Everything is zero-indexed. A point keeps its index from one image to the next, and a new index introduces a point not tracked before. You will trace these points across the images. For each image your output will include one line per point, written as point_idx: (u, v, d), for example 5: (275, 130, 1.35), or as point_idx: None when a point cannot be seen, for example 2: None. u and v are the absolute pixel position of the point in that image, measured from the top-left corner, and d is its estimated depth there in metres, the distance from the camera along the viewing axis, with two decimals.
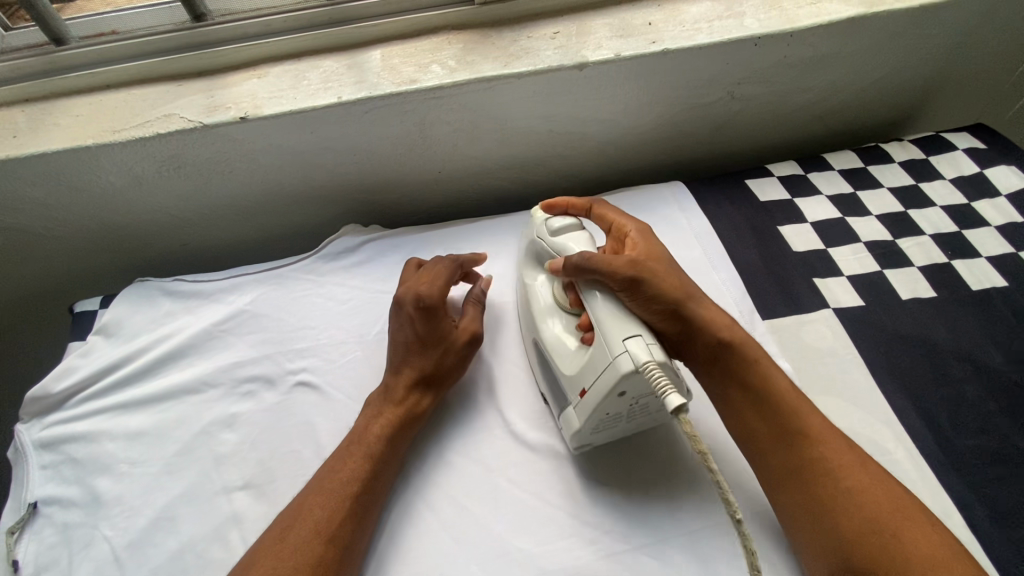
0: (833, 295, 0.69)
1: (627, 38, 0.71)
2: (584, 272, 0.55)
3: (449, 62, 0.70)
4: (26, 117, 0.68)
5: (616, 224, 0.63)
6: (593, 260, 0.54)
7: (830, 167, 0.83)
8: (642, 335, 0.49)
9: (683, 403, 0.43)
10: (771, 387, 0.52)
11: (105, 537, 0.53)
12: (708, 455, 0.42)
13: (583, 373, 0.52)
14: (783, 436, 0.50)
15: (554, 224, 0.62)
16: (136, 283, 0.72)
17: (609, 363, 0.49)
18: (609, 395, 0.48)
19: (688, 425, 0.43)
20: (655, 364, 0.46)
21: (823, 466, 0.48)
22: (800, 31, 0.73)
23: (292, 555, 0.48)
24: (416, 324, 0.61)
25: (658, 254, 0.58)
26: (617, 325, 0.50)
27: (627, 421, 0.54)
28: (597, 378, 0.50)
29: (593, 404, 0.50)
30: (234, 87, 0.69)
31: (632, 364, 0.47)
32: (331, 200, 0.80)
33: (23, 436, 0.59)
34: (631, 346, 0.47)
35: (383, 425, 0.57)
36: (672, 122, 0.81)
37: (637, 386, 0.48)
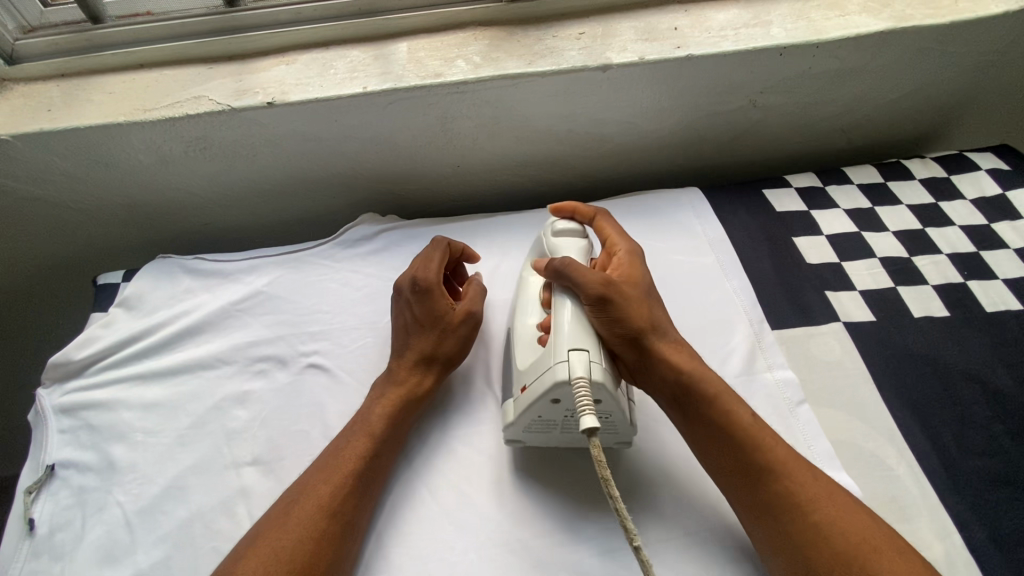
0: (845, 309, 0.69)
1: (651, 42, 0.72)
2: (560, 277, 0.55)
3: (473, 58, 0.70)
4: (61, 92, 0.70)
5: (609, 240, 0.62)
6: (570, 268, 0.55)
7: (849, 181, 0.82)
8: (589, 350, 0.49)
9: (594, 426, 0.45)
10: (732, 422, 0.51)
11: (118, 502, 0.55)
12: (609, 482, 0.45)
13: (526, 371, 0.53)
14: (749, 472, 0.49)
15: (558, 224, 0.62)
16: (158, 260, 0.74)
17: (548, 367, 0.50)
18: (542, 398, 0.50)
19: (594, 445, 0.46)
20: (586, 382, 0.47)
21: (795, 500, 0.47)
22: (827, 43, 0.72)
23: (297, 526, 0.49)
24: (412, 307, 0.62)
25: (639, 279, 0.57)
26: (573, 333, 0.51)
27: (561, 430, 0.54)
28: (536, 379, 0.51)
29: (527, 404, 0.51)
30: (263, 72, 0.70)
31: (566, 374, 0.48)
32: (351, 188, 0.81)
33: (44, 400, 0.61)
34: (572, 357, 0.49)
35: (386, 406, 0.58)
36: (692, 128, 0.81)
37: (566, 395, 0.49)
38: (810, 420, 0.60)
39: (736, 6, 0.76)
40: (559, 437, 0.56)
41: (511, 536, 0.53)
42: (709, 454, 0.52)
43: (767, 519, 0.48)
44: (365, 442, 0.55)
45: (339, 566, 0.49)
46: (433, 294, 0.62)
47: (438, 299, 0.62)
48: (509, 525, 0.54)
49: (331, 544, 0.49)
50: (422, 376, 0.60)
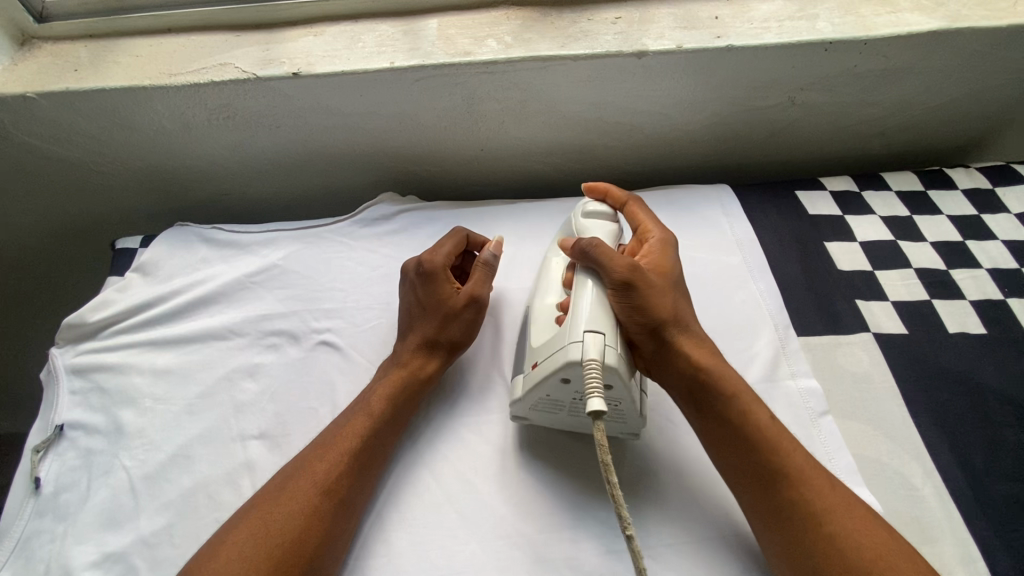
0: (876, 320, 0.66)
1: (691, 30, 0.69)
2: (585, 257, 0.53)
3: (505, 38, 0.68)
4: (89, 52, 0.69)
5: (643, 226, 0.60)
6: (597, 249, 0.53)
7: (888, 187, 0.79)
8: (603, 334, 0.48)
9: (603, 410, 0.44)
10: (753, 424, 0.49)
11: (124, 467, 0.55)
12: (609, 467, 0.44)
13: (540, 348, 0.52)
14: (756, 476, 0.48)
15: (590, 206, 0.61)
16: (176, 228, 0.74)
17: (562, 347, 0.49)
18: (551, 377, 0.50)
19: (598, 430, 0.45)
20: (597, 364, 0.47)
21: (806, 509, 0.45)
22: (875, 40, 0.69)
23: (291, 502, 0.49)
24: (418, 289, 0.62)
25: (668, 268, 0.55)
26: (591, 316, 0.49)
27: (567, 413, 0.53)
28: (548, 357, 0.50)
29: (537, 381, 0.51)
30: (290, 42, 0.69)
31: (579, 355, 0.47)
32: (372, 166, 0.80)
33: (57, 360, 0.61)
34: (587, 339, 0.48)
35: (387, 387, 0.57)
36: (726, 123, 0.79)
37: (574, 376, 0.49)
38: (833, 432, 0.57)
39: None
40: (567, 419, 0.55)
41: (515, 528, 0.52)
42: (718, 458, 0.50)
43: (781, 525, 0.46)
44: (363, 422, 0.55)
45: (332, 545, 0.48)
46: (439, 277, 0.61)
47: (445, 282, 0.61)
48: (513, 518, 0.52)
49: (323, 522, 0.48)
50: (428, 359, 0.59)
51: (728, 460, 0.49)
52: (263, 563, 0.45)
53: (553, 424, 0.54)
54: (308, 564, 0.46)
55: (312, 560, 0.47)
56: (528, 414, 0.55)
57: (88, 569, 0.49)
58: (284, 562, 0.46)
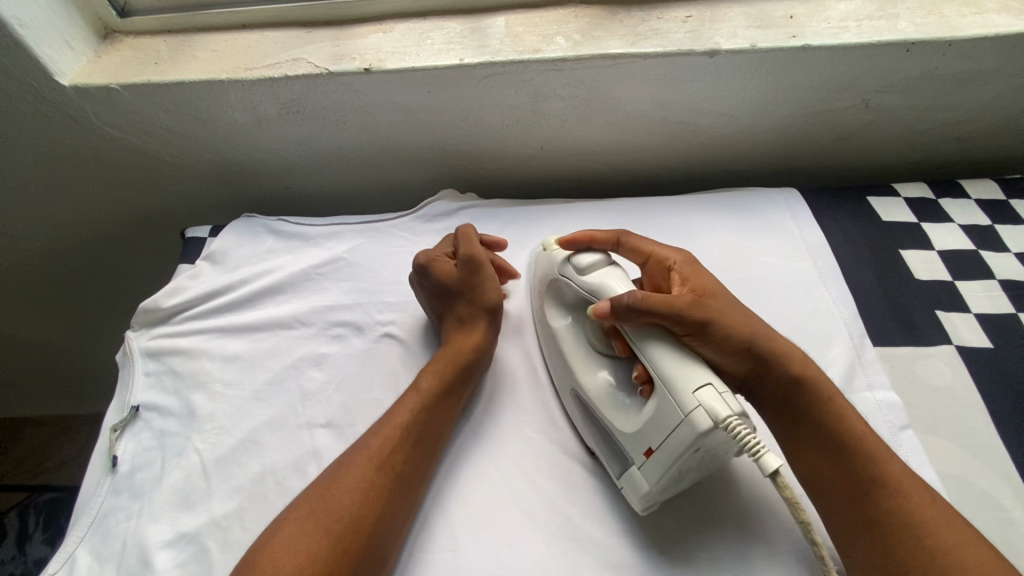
0: (957, 332, 0.63)
1: (765, 29, 0.67)
2: (637, 319, 0.49)
3: (573, 36, 0.68)
4: (168, 47, 0.72)
5: (655, 255, 0.58)
6: (645, 302, 0.48)
7: (966, 195, 0.76)
8: (713, 382, 0.45)
9: (780, 465, 0.42)
10: (847, 427, 0.49)
11: (195, 449, 0.56)
12: (810, 526, 0.43)
13: (646, 429, 0.47)
14: (862, 484, 0.47)
15: (581, 259, 0.56)
16: (242, 219, 0.75)
17: (681, 421, 0.44)
18: (684, 454, 0.45)
19: (786, 489, 0.43)
20: (735, 417, 0.43)
21: (907, 527, 0.44)
22: (961, 41, 0.66)
23: (350, 475, 0.49)
24: (426, 284, 0.62)
25: (714, 288, 0.55)
26: (684, 374, 0.46)
27: (693, 475, 0.49)
28: (668, 438, 0.45)
29: (665, 467, 0.46)
30: (361, 39, 0.70)
31: (711, 420, 0.43)
32: (433, 163, 0.80)
33: (133, 343, 0.63)
34: (703, 398, 0.44)
35: (435, 370, 0.57)
36: (793, 125, 0.77)
37: (711, 443, 0.44)
38: (915, 448, 0.54)
39: None
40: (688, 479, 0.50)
41: (582, 531, 0.50)
42: (814, 470, 0.49)
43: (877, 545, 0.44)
44: (414, 399, 0.55)
45: (390, 521, 0.48)
46: (437, 264, 0.62)
47: (448, 264, 0.62)
48: (579, 523, 0.51)
49: (381, 497, 0.48)
50: (470, 331, 0.59)
51: (827, 471, 0.48)
52: (324, 535, 0.45)
53: (654, 501, 0.49)
54: (370, 541, 0.46)
55: (371, 537, 0.46)
56: (658, 498, 0.49)
57: (163, 548, 0.50)
58: (345, 536, 0.45)
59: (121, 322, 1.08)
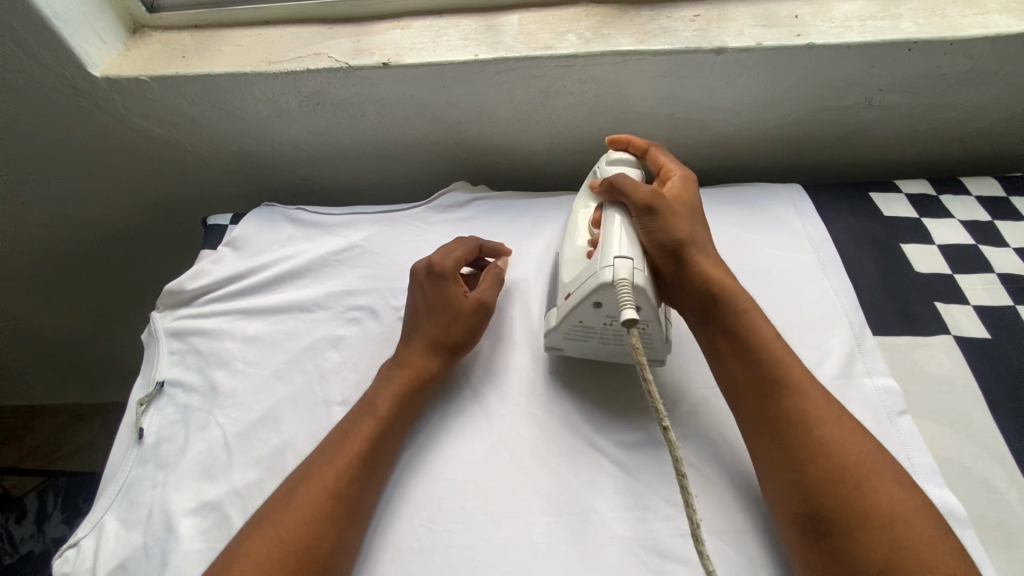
0: (956, 323, 0.64)
1: (770, 28, 0.69)
2: (609, 194, 0.61)
3: (584, 33, 0.70)
4: (195, 42, 0.75)
5: (666, 167, 0.65)
6: (622, 181, 0.59)
7: (967, 192, 0.77)
8: (633, 260, 0.52)
9: (635, 318, 0.48)
10: (755, 333, 0.52)
11: (218, 423, 0.58)
12: (645, 367, 0.46)
13: (572, 280, 0.56)
14: (762, 388, 0.50)
15: (614, 156, 0.66)
16: (262, 207, 0.78)
17: (594, 272, 0.53)
18: (586, 300, 0.53)
19: (634, 337, 0.48)
20: (628, 285, 0.50)
21: (800, 421, 0.47)
22: (962, 41, 0.68)
23: (303, 501, 0.49)
24: (428, 292, 0.62)
25: (689, 199, 0.61)
26: (616, 244, 0.54)
27: (599, 339, 0.57)
28: (581, 283, 0.54)
29: (568, 313, 0.55)
30: (379, 35, 0.73)
31: (610, 277, 0.51)
32: (446, 156, 0.83)
33: (158, 323, 0.66)
34: (617, 263, 0.52)
35: (396, 387, 0.57)
36: (798, 123, 0.79)
37: (607, 300, 0.52)
38: (912, 431, 0.56)
39: None
40: (598, 348, 0.58)
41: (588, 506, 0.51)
42: (729, 375, 0.52)
43: (773, 439, 0.48)
44: (370, 425, 0.54)
45: (348, 541, 0.48)
46: (450, 287, 0.62)
47: (456, 287, 0.62)
48: (587, 497, 0.52)
49: (335, 525, 0.48)
50: (432, 364, 0.59)
51: (739, 372, 0.52)
52: (281, 559, 0.45)
53: (558, 342, 0.59)
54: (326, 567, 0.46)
55: (328, 562, 0.46)
56: (560, 344, 0.59)
57: (187, 515, 0.52)
58: (305, 561, 0.46)
59: (140, 310, 1.11)
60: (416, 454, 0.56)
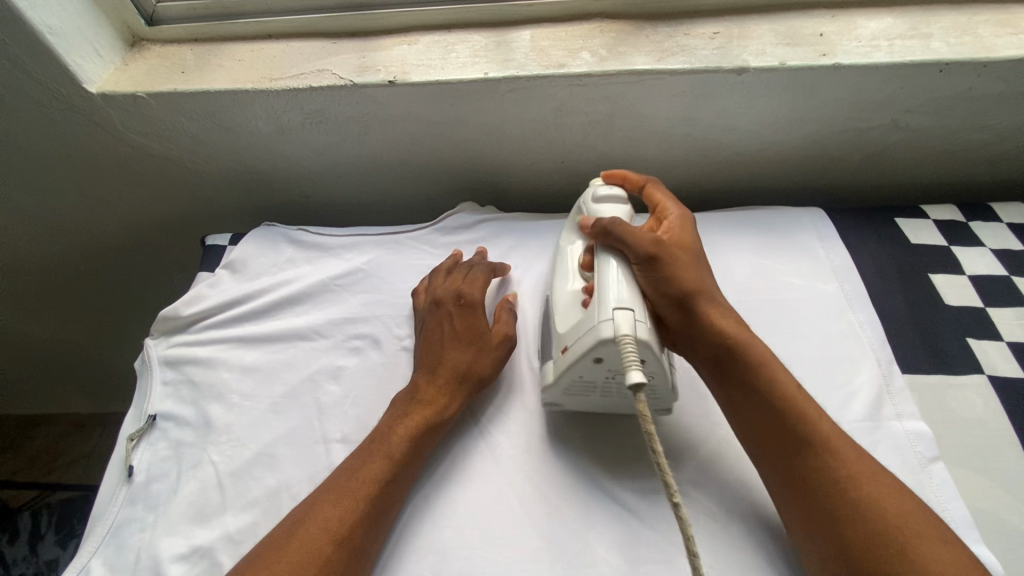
0: (990, 361, 0.61)
1: (794, 47, 0.66)
2: (602, 236, 0.55)
3: (598, 51, 0.67)
4: (194, 56, 0.72)
5: (661, 204, 0.62)
6: (618, 224, 0.55)
7: (998, 219, 0.74)
8: (633, 310, 0.48)
9: (643, 380, 0.43)
10: (773, 388, 0.49)
11: (211, 461, 0.55)
12: (654, 437, 0.42)
13: (568, 332, 0.52)
14: (785, 442, 0.47)
15: (601, 191, 0.62)
16: (263, 227, 0.75)
17: (592, 326, 0.49)
18: (585, 358, 0.49)
19: (642, 401, 0.43)
20: (631, 340, 0.46)
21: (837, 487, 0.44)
22: (997, 62, 0.64)
23: (304, 543, 0.46)
24: (454, 318, 0.60)
25: (690, 244, 0.57)
26: (617, 295, 0.50)
27: (600, 392, 0.53)
28: (577, 340, 0.50)
29: (563, 368, 0.51)
30: (386, 50, 0.70)
31: (612, 332, 0.47)
32: (453, 174, 0.80)
33: (152, 351, 0.63)
34: (617, 316, 0.47)
35: (407, 427, 0.53)
36: (820, 144, 0.75)
37: (604, 354, 0.48)
38: (946, 481, 0.53)
39: (891, 14, 0.69)
40: (601, 400, 0.54)
41: (601, 559, 0.48)
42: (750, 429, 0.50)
43: (805, 502, 0.45)
44: (381, 465, 0.51)
45: None
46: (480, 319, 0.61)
47: (481, 315, 0.61)
48: (599, 548, 0.49)
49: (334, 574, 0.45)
50: (453, 401, 0.56)
51: (754, 424, 0.49)
52: None
53: (555, 398, 0.55)
54: None
55: None
56: (555, 398, 0.55)
57: (176, 561, 0.49)
58: None
59: (140, 324, 1.09)
60: (421, 497, 0.53)
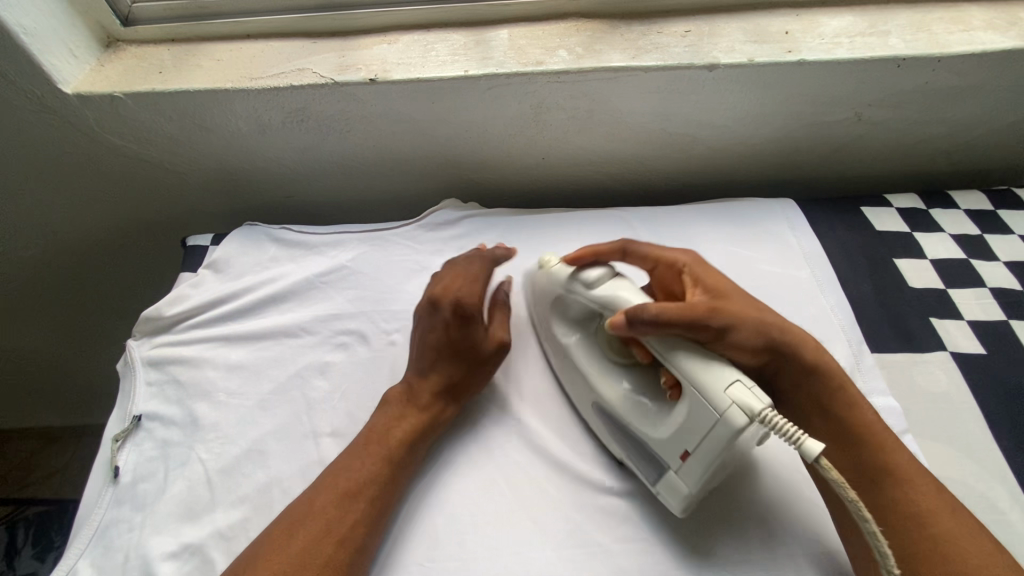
0: (951, 338, 0.64)
1: (761, 44, 0.69)
2: (659, 331, 0.48)
3: (575, 49, 0.69)
4: (171, 57, 0.72)
5: (664, 260, 0.58)
6: (667, 314, 0.48)
7: (956, 206, 0.78)
8: (741, 378, 0.44)
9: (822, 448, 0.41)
10: (857, 419, 0.49)
11: (199, 459, 0.55)
12: (864, 510, 0.43)
13: (681, 433, 0.47)
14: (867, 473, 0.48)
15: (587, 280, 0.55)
16: (245, 227, 0.75)
17: (716, 420, 0.44)
18: (723, 452, 0.44)
19: (830, 470, 0.43)
20: (772, 410, 0.43)
21: (903, 514, 0.45)
22: (949, 57, 0.68)
23: (301, 545, 0.46)
24: (450, 328, 0.59)
25: (725, 286, 0.54)
26: (710, 373, 0.45)
27: (726, 471, 0.49)
28: (706, 440, 0.45)
29: (702, 471, 0.46)
30: (366, 50, 0.71)
31: (749, 414, 0.42)
32: (435, 172, 0.81)
33: (134, 352, 0.63)
34: (738, 394, 0.43)
35: (400, 427, 0.54)
36: (788, 138, 0.79)
37: (745, 441, 0.44)
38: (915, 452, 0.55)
39: (851, 14, 0.73)
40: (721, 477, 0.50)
41: (590, 538, 0.50)
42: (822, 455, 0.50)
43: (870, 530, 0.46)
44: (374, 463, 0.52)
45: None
46: (473, 330, 0.59)
47: (479, 326, 0.60)
48: (588, 528, 0.50)
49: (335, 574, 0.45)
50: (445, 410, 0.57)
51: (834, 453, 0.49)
52: None
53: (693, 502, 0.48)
54: None
55: None
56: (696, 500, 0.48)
57: (167, 559, 0.49)
58: None
59: (117, 332, 1.07)
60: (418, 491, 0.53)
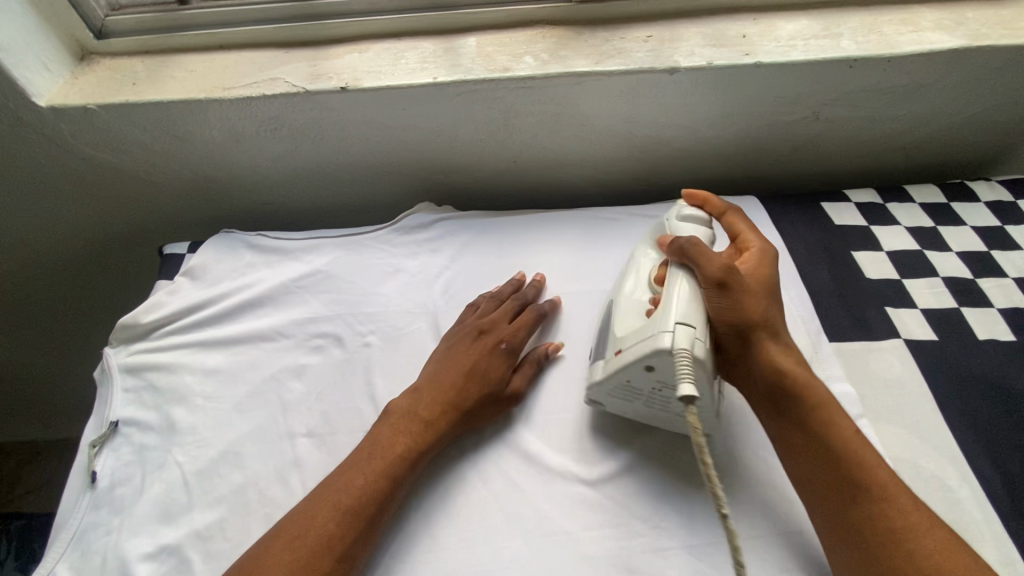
0: (905, 326, 0.67)
1: (719, 48, 0.72)
2: (680, 256, 0.55)
3: (541, 55, 0.71)
4: (145, 68, 0.73)
5: (741, 237, 0.61)
6: (695, 247, 0.54)
7: (911, 200, 0.81)
8: (695, 328, 0.49)
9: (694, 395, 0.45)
10: (833, 432, 0.49)
11: (175, 462, 0.56)
12: (704, 451, 0.43)
13: (626, 336, 0.53)
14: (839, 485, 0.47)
15: (685, 212, 0.61)
16: (221, 235, 0.76)
17: (652, 334, 0.50)
18: (638, 362, 0.50)
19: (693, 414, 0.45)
20: (688, 356, 0.47)
21: (879, 525, 0.45)
22: (899, 57, 0.71)
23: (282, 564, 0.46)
24: (492, 361, 0.60)
25: (768, 279, 0.56)
26: (684, 308, 0.50)
27: (643, 403, 0.54)
28: (637, 343, 0.51)
29: (618, 367, 0.52)
30: (337, 59, 0.72)
31: (671, 343, 0.48)
32: (410, 177, 0.83)
33: (111, 359, 0.63)
34: (678, 330, 0.48)
35: (395, 437, 0.54)
36: (751, 137, 0.81)
37: (664, 365, 0.49)
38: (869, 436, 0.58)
39: (806, 17, 0.76)
40: (640, 410, 0.55)
41: (559, 527, 0.51)
42: (797, 466, 0.50)
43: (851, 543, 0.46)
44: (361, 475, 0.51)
45: None
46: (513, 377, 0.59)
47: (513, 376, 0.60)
48: (557, 517, 0.52)
49: None
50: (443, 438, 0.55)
51: (802, 463, 0.50)
52: None
53: (602, 397, 0.55)
54: None
55: None
56: (605, 397, 0.56)
57: (144, 560, 0.50)
58: None
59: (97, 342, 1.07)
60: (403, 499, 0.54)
